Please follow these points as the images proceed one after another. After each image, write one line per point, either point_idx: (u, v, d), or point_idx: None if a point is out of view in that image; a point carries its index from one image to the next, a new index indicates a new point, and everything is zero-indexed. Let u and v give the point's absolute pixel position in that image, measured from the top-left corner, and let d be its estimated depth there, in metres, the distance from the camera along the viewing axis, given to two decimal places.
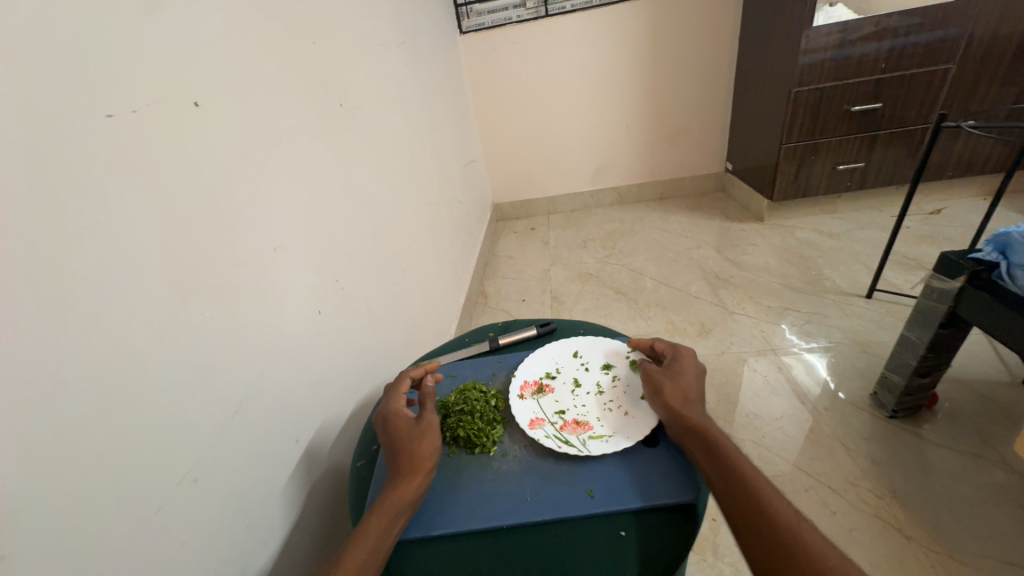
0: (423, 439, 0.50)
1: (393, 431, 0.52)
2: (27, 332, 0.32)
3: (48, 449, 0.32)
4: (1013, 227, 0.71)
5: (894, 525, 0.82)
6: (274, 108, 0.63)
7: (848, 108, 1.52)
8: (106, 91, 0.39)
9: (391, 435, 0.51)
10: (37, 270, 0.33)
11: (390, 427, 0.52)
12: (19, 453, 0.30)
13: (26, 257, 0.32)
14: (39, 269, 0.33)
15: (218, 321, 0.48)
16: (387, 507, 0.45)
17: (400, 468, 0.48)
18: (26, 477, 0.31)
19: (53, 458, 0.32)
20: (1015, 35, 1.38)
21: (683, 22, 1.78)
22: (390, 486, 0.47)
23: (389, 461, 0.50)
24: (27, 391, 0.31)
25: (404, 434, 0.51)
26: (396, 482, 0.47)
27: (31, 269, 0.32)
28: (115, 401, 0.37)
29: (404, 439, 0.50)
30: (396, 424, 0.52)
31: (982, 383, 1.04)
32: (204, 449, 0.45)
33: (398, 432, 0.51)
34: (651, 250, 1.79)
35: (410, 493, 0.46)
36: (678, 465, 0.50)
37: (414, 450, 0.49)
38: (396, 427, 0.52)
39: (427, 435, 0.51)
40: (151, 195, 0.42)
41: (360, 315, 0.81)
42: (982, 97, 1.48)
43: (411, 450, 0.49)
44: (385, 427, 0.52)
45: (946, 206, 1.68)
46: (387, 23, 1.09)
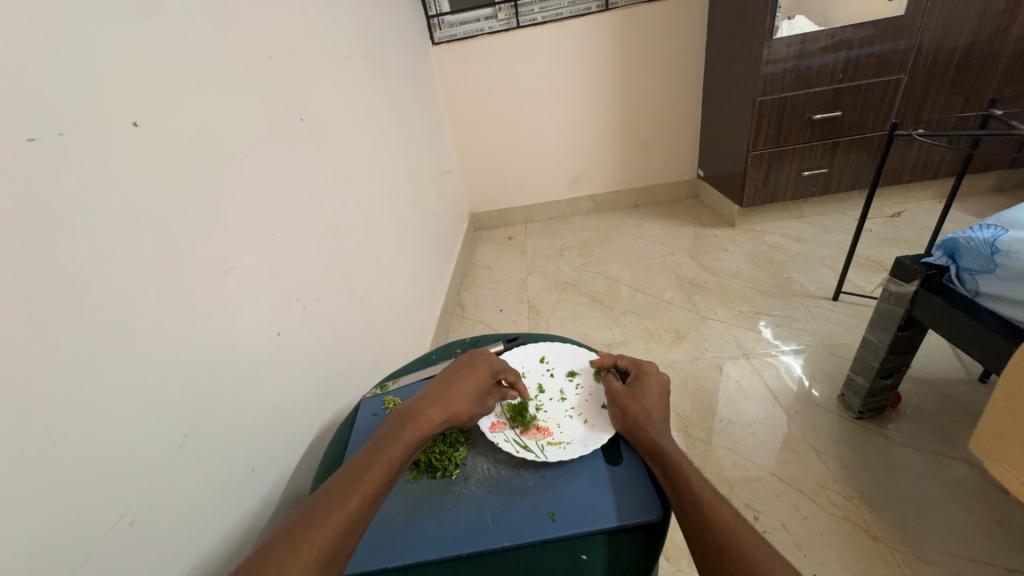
0: (475, 400, 0.55)
1: (472, 376, 0.56)
2: None
3: None
4: (960, 232, 0.73)
5: (861, 527, 0.83)
6: (229, 126, 0.61)
7: (810, 117, 1.57)
8: (31, 114, 0.37)
9: (470, 383, 0.56)
10: None
11: (470, 371, 0.57)
12: None
13: None
14: None
15: (161, 351, 0.46)
16: (408, 420, 0.50)
17: (442, 409, 0.52)
18: None
19: None
20: (961, 45, 1.45)
21: (652, 32, 1.82)
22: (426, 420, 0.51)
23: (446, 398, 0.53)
24: None
25: (472, 383, 0.56)
26: (434, 410, 0.52)
27: None
28: (38, 446, 0.34)
29: (470, 387, 0.55)
30: (479, 372, 0.57)
31: (942, 381, 1.08)
32: (143, 489, 0.42)
33: (474, 378, 0.56)
34: (627, 257, 1.80)
35: (433, 419, 0.51)
36: (641, 483, 0.50)
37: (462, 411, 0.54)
38: (477, 373, 0.57)
39: (479, 398, 0.56)
40: (84, 223, 0.40)
41: (325, 334, 0.79)
42: (933, 105, 1.55)
43: (465, 397, 0.54)
44: (469, 377, 0.56)
45: (905, 210, 1.75)
46: (353, 35, 1.08)
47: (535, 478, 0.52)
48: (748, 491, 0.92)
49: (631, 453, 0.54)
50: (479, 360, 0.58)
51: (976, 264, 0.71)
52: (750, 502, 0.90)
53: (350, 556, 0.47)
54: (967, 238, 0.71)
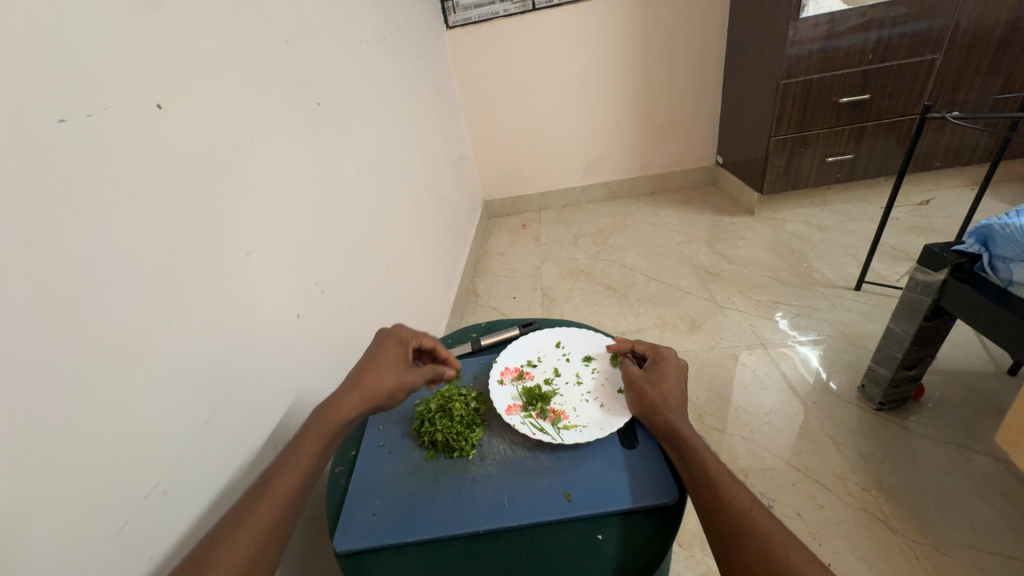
0: (396, 377, 0.52)
1: (380, 355, 0.54)
2: None
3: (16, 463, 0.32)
4: (995, 219, 0.70)
5: (879, 518, 0.82)
6: (248, 109, 0.62)
7: (836, 100, 1.51)
8: (61, 96, 0.38)
9: (377, 360, 0.53)
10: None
11: (380, 352, 0.54)
12: None
13: None
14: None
15: (188, 330, 0.47)
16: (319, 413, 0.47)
17: (353, 393, 0.50)
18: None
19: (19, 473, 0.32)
20: (1002, 22, 1.37)
21: (672, 14, 1.76)
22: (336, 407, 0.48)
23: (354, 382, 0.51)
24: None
25: (384, 362, 0.53)
26: (344, 397, 0.49)
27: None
28: (75, 419, 0.36)
29: (385, 366, 0.53)
30: (389, 351, 0.54)
31: (968, 373, 1.05)
32: (174, 461, 0.44)
33: (385, 358, 0.54)
34: (642, 245, 1.78)
35: (347, 407, 0.49)
36: (657, 467, 0.50)
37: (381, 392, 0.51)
38: (387, 353, 0.54)
39: (401, 376, 0.53)
40: (115, 204, 0.41)
41: (343, 317, 0.80)
42: (969, 87, 1.48)
43: (379, 378, 0.51)
44: (376, 354, 0.54)
45: (934, 197, 1.69)
46: (368, 18, 1.07)
47: (551, 460, 0.53)
48: (763, 479, 0.92)
49: (647, 437, 0.54)
50: (386, 339, 0.56)
51: (1011, 252, 0.68)
52: (764, 490, 0.90)
53: (370, 530, 0.48)
54: (1001, 225, 0.68)
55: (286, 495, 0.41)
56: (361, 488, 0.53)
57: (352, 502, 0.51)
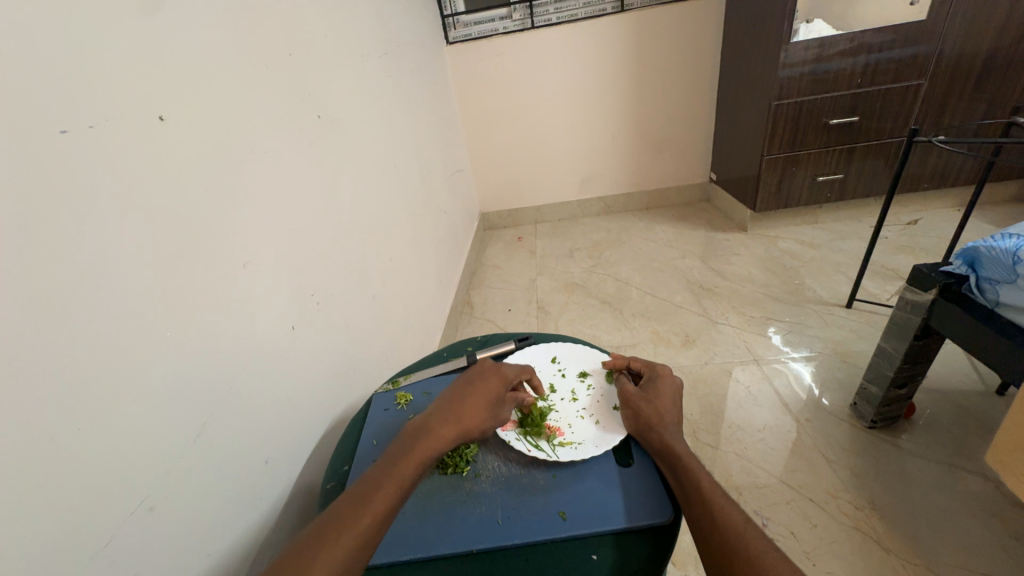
0: (490, 415, 0.53)
1: (482, 389, 0.55)
2: None
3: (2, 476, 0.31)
4: (981, 241, 0.72)
5: (872, 538, 0.82)
6: (249, 121, 0.62)
7: (826, 122, 1.55)
8: (64, 108, 0.38)
9: (477, 392, 0.54)
10: None
11: (480, 384, 0.55)
12: None
13: None
14: None
15: (182, 341, 0.47)
16: (419, 437, 0.49)
17: (454, 427, 0.50)
18: None
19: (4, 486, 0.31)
20: (984, 51, 1.42)
21: (666, 35, 1.81)
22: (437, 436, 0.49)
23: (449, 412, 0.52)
24: None
25: (485, 396, 0.54)
26: (445, 428, 0.50)
27: None
28: (63, 431, 0.35)
29: (482, 401, 0.54)
30: (490, 385, 0.55)
31: (958, 393, 1.06)
32: (162, 475, 0.43)
33: (485, 392, 0.54)
34: (637, 259, 1.80)
35: (445, 437, 0.49)
36: (652, 486, 0.50)
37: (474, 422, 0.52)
38: (489, 387, 0.55)
39: (493, 413, 0.54)
40: (113, 214, 0.41)
41: (337, 329, 0.80)
42: (953, 111, 1.52)
43: (477, 411, 0.52)
44: (475, 386, 0.55)
45: (922, 217, 1.73)
46: (370, 34, 1.10)
47: (546, 477, 0.52)
48: (756, 497, 0.92)
49: (642, 455, 0.54)
50: (489, 372, 0.57)
51: (998, 273, 0.70)
52: (758, 508, 0.89)
53: None
54: (987, 247, 0.70)
55: (376, 521, 0.41)
56: None
57: None
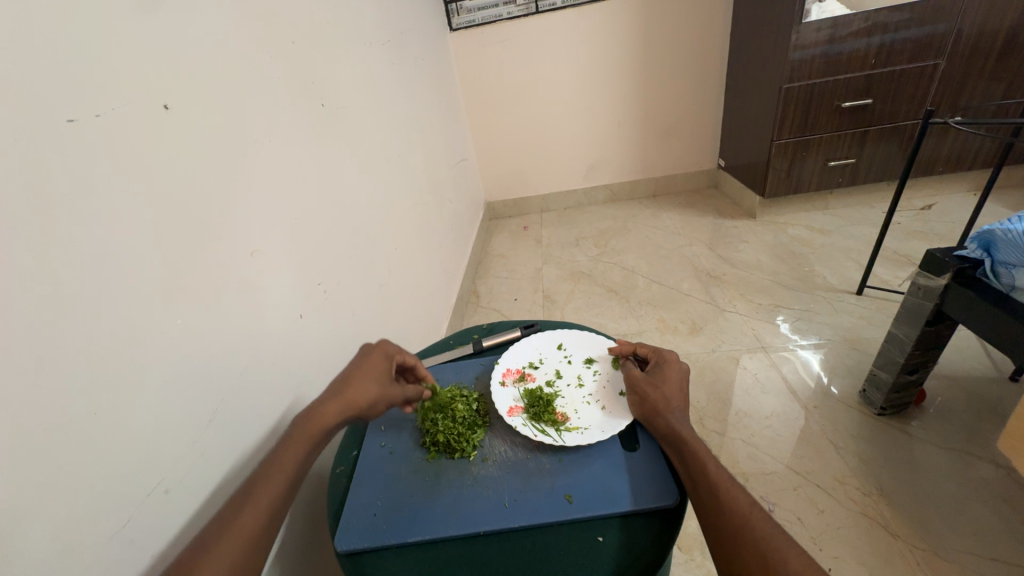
0: (378, 388, 0.53)
1: (365, 365, 0.54)
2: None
3: (24, 459, 0.32)
4: (997, 224, 0.70)
5: (880, 523, 0.82)
6: (252, 111, 0.62)
7: (839, 105, 1.52)
8: (68, 96, 0.38)
9: (361, 370, 0.53)
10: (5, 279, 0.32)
11: (365, 362, 0.54)
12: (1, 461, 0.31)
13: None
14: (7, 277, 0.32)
15: (192, 329, 0.48)
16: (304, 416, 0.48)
17: (337, 402, 0.50)
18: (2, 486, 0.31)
19: (29, 468, 0.32)
20: (1005, 28, 1.37)
21: (674, 18, 1.77)
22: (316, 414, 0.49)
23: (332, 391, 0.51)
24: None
25: (370, 373, 0.53)
26: (329, 403, 0.50)
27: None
28: (80, 416, 0.36)
29: (367, 376, 0.53)
30: (373, 361, 0.55)
31: (970, 379, 1.04)
32: (174, 460, 0.44)
33: (369, 369, 0.54)
34: (644, 247, 1.78)
35: (330, 414, 0.49)
36: (658, 470, 0.50)
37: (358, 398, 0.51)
38: (373, 363, 0.54)
39: (382, 387, 0.53)
40: (120, 203, 0.41)
41: (344, 318, 0.80)
42: (971, 92, 1.48)
43: (362, 388, 0.52)
44: (361, 364, 0.54)
45: (936, 202, 1.69)
46: (372, 21, 1.08)
47: (552, 462, 0.53)
48: (763, 483, 0.92)
49: (648, 440, 0.54)
50: (371, 350, 0.56)
51: (1013, 257, 0.69)
52: (764, 494, 0.90)
53: (371, 530, 0.48)
54: (1003, 230, 0.68)
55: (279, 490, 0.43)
56: (362, 489, 0.53)
57: (354, 502, 0.51)
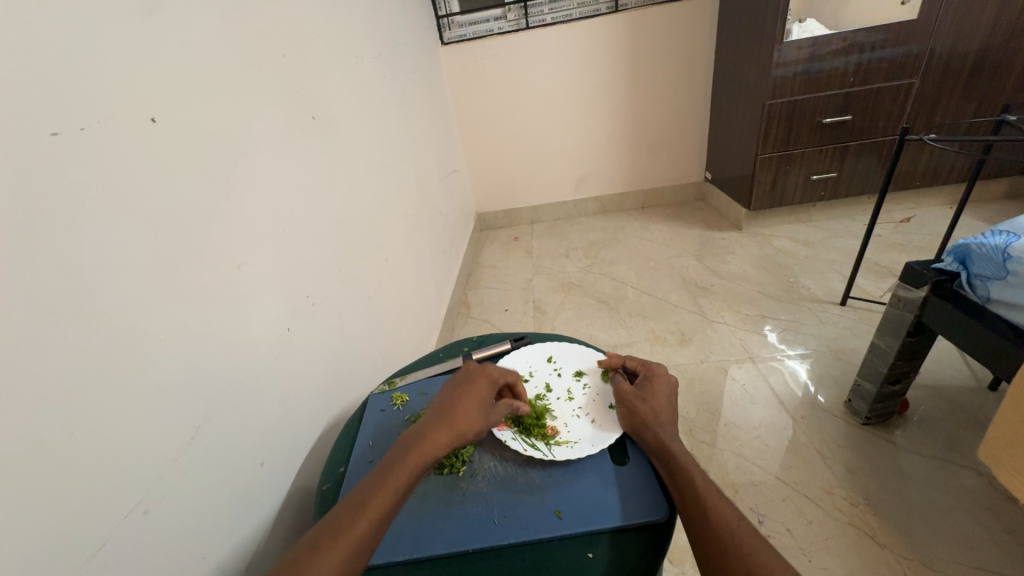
0: (481, 416, 0.53)
1: (471, 391, 0.54)
2: None
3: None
4: (972, 238, 0.72)
5: (867, 533, 0.83)
6: (241, 123, 0.62)
7: (820, 121, 1.56)
8: (53, 109, 0.38)
9: (468, 396, 0.54)
10: None
11: (469, 387, 0.55)
12: None
13: None
14: None
15: (176, 344, 0.47)
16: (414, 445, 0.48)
17: (446, 429, 0.50)
18: None
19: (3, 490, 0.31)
20: (974, 50, 1.43)
21: (660, 35, 1.82)
22: (425, 441, 0.49)
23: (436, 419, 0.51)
24: None
25: (476, 398, 0.54)
26: (436, 432, 0.50)
27: None
28: (57, 435, 0.35)
29: (472, 402, 0.53)
30: (478, 387, 0.55)
31: (951, 388, 1.07)
32: (156, 479, 0.43)
33: (475, 394, 0.54)
34: (633, 258, 1.80)
35: (438, 443, 0.49)
36: (647, 484, 0.50)
37: (463, 424, 0.51)
38: (477, 388, 0.55)
39: (485, 414, 0.54)
40: (104, 215, 0.41)
41: (333, 330, 0.80)
42: (944, 110, 1.54)
43: (468, 414, 0.52)
44: (464, 390, 0.55)
45: (915, 215, 1.74)
46: (364, 35, 1.09)
47: (542, 477, 0.53)
48: (752, 494, 0.92)
49: (637, 453, 0.54)
50: (475, 375, 0.57)
51: (988, 271, 0.70)
52: (754, 504, 0.90)
53: None
54: (978, 244, 0.71)
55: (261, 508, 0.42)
56: None
57: None
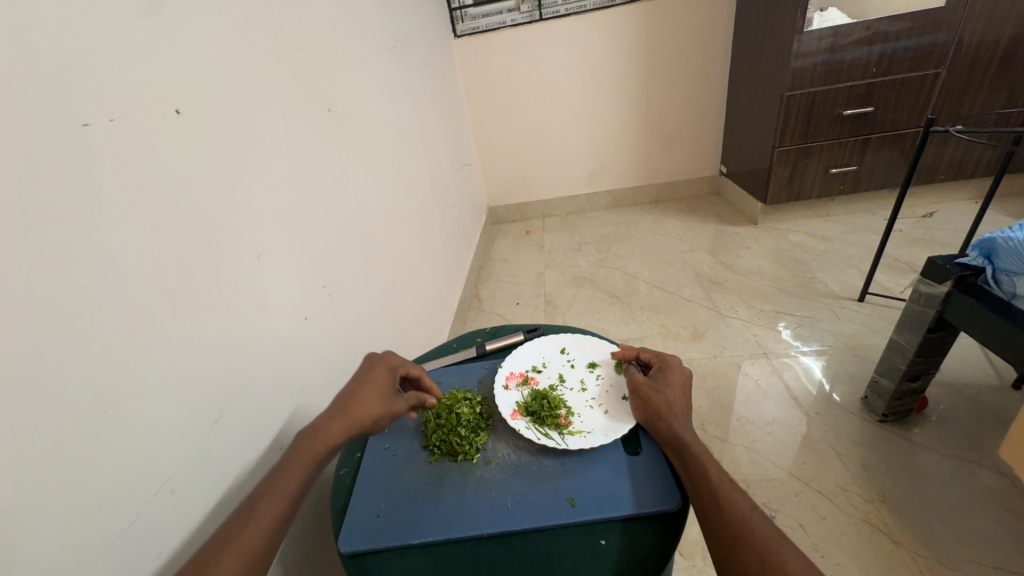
0: (381, 405, 0.53)
1: (369, 381, 0.54)
2: (16, 336, 0.33)
3: (38, 456, 0.33)
4: (998, 233, 0.70)
5: (882, 530, 0.82)
6: (260, 116, 0.63)
7: (840, 112, 1.53)
8: (84, 101, 0.39)
9: (366, 387, 0.54)
10: (23, 278, 0.33)
11: (368, 379, 0.55)
12: (18, 459, 0.32)
13: (19, 266, 0.33)
14: (26, 276, 0.34)
15: (199, 329, 0.48)
16: (309, 436, 0.48)
17: (343, 419, 0.50)
18: (19, 484, 0.32)
19: (42, 467, 0.33)
20: (1005, 38, 1.38)
21: (676, 26, 1.79)
22: (320, 429, 0.49)
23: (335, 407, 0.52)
24: (16, 397, 0.32)
25: (376, 389, 0.54)
26: (334, 422, 0.50)
27: (19, 276, 0.33)
28: (89, 415, 0.37)
29: (372, 392, 0.53)
30: (378, 378, 0.55)
31: (972, 386, 1.04)
32: (181, 460, 0.45)
33: (373, 384, 0.54)
34: (645, 253, 1.79)
35: (334, 433, 0.49)
36: (660, 474, 0.50)
37: (360, 413, 0.51)
38: (377, 379, 0.55)
39: (385, 404, 0.54)
40: (132, 205, 0.42)
41: (348, 320, 0.81)
42: (972, 101, 1.49)
43: (367, 406, 0.52)
44: (365, 379, 0.55)
45: (938, 209, 1.70)
46: (378, 27, 1.10)
47: (555, 465, 0.53)
48: (764, 489, 0.92)
49: (650, 444, 0.54)
50: (375, 365, 0.57)
51: (1015, 266, 0.69)
52: (766, 500, 0.90)
53: (374, 532, 0.48)
54: (1004, 238, 0.69)
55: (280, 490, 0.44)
56: (366, 490, 0.53)
57: (357, 502, 0.52)
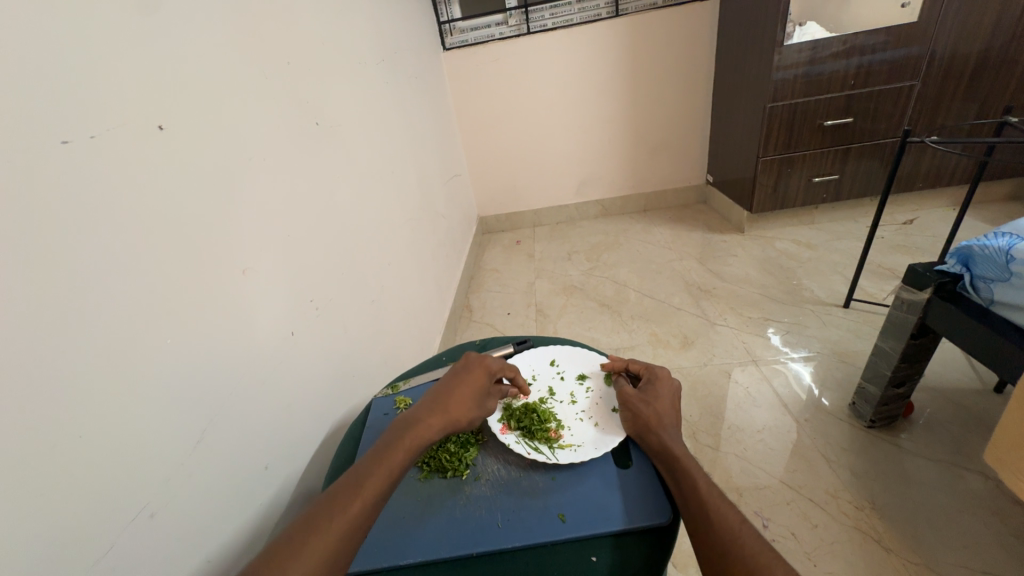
0: (476, 407, 0.55)
1: (467, 381, 0.56)
2: None
3: (12, 484, 0.32)
4: (975, 241, 0.72)
5: (873, 537, 0.82)
6: (246, 130, 0.63)
7: (821, 123, 1.56)
8: (63, 118, 0.38)
9: (466, 387, 0.56)
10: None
11: (466, 377, 0.56)
12: None
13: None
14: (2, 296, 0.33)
15: (181, 347, 0.47)
16: (407, 428, 0.50)
17: (441, 418, 0.52)
18: None
19: (17, 495, 0.32)
20: (976, 51, 1.43)
21: (661, 39, 1.83)
22: (420, 425, 0.51)
23: (433, 403, 0.54)
24: None
25: (472, 388, 0.56)
26: (432, 418, 0.52)
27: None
28: (65, 439, 0.35)
29: (471, 393, 0.55)
30: (475, 377, 0.57)
31: (956, 391, 1.06)
32: (161, 482, 0.43)
33: (470, 384, 0.56)
34: (635, 262, 1.80)
35: (431, 427, 0.51)
36: (651, 488, 0.50)
37: (457, 411, 0.53)
38: (475, 379, 0.57)
39: (479, 404, 0.56)
40: (113, 222, 0.42)
41: (336, 335, 0.80)
42: (947, 111, 1.54)
43: (462, 405, 0.54)
44: (464, 380, 0.56)
45: (918, 217, 1.74)
46: (366, 41, 1.10)
47: (545, 480, 0.53)
48: (756, 497, 0.92)
49: (640, 457, 0.54)
50: (473, 364, 0.58)
51: (991, 273, 0.70)
52: (758, 508, 0.90)
53: (361, 554, 0.47)
54: (981, 246, 0.70)
55: None
56: None
57: None
